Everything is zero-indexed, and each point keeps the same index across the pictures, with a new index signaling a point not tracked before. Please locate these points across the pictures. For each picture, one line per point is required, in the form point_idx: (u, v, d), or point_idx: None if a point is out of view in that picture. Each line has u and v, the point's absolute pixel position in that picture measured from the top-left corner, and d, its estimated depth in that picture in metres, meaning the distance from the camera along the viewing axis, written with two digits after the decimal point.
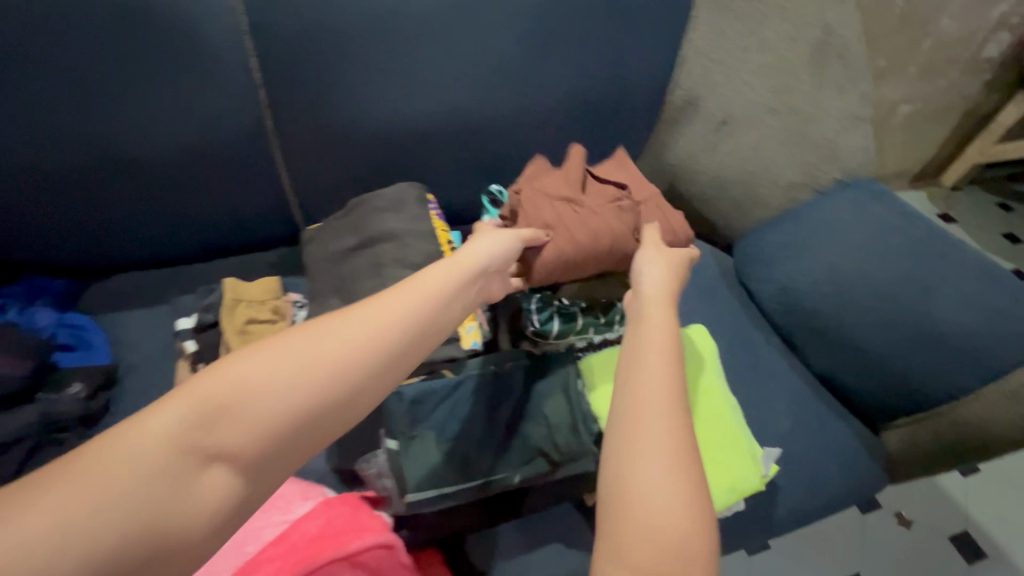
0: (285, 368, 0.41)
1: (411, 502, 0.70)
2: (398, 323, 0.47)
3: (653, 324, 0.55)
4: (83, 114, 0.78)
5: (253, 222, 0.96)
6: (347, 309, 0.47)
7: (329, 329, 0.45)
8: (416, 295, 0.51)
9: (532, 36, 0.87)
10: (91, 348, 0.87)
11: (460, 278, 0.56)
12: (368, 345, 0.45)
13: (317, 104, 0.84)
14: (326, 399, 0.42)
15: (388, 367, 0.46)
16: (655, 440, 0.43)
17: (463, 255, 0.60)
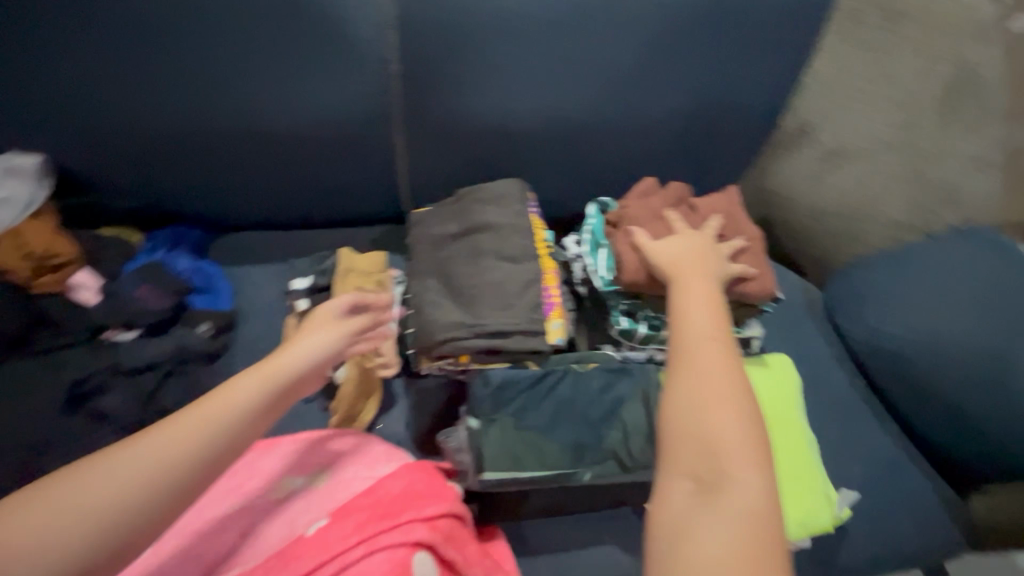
0: (81, 508, 0.47)
1: (484, 481, 0.75)
2: (190, 454, 0.52)
3: (703, 304, 0.64)
4: (239, 89, 0.87)
5: (362, 199, 1.03)
6: (139, 436, 0.52)
7: (109, 462, 0.50)
8: (209, 410, 0.55)
9: (655, 52, 0.89)
10: (218, 294, 0.96)
11: (265, 386, 0.59)
12: (174, 485, 0.51)
13: (442, 99, 0.90)
14: (113, 526, 0.48)
15: (185, 481, 0.52)
16: (706, 377, 0.55)
17: (282, 361, 0.62)
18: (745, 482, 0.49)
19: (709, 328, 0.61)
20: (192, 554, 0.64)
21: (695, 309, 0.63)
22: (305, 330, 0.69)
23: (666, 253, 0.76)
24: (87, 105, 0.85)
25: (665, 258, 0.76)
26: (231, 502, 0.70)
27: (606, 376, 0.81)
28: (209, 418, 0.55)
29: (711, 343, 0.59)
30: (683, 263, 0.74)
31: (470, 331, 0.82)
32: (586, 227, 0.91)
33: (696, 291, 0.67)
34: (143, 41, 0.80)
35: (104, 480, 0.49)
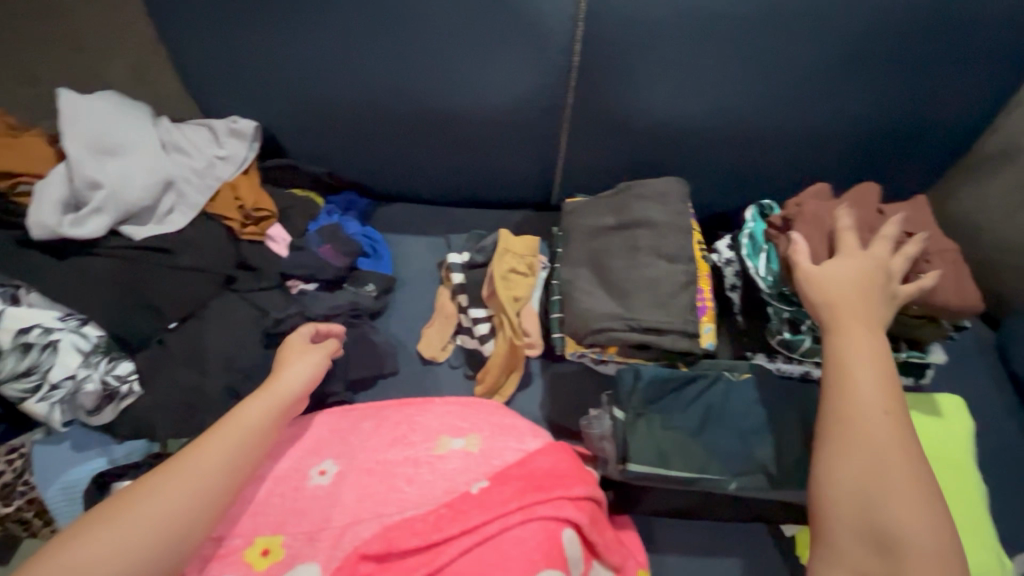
0: (132, 526, 0.57)
1: (628, 471, 0.75)
2: (212, 463, 0.63)
3: (860, 383, 0.66)
4: (426, 70, 0.92)
5: (516, 182, 1.08)
6: (164, 464, 0.63)
7: (149, 492, 0.60)
8: (227, 434, 0.66)
9: (849, 57, 0.85)
10: (381, 259, 1.03)
11: (268, 415, 0.70)
12: (185, 492, 0.61)
13: (616, 92, 0.92)
14: (158, 540, 0.57)
15: (212, 495, 0.62)
16: (879, 467, 0.62)
17: (280, 384, 0.74)
18: (921, 559, 0.58)
19: (878, 405, 0.65)
20: (369, 495, 0.72)
21: (865, 384, 0.66)
22: (288, 352, 0.79)
23: (833, 284, 0.71)
24: (303, 77, 0.95)
25: (828, 302, 0.71)
26: (399, 450, 0.77)
27: (761, 390, 0.79)
28: (222, 444, 0.65)
29: (880, 424, 0.64)
30: (847, 303, 0.70)
31: (625, 323, 0.83)
32: (745, 232, 0.87)
33: (851, 361, 0.68)
34: (352, 23, 0.88)
35: (149, 498, 0.59)
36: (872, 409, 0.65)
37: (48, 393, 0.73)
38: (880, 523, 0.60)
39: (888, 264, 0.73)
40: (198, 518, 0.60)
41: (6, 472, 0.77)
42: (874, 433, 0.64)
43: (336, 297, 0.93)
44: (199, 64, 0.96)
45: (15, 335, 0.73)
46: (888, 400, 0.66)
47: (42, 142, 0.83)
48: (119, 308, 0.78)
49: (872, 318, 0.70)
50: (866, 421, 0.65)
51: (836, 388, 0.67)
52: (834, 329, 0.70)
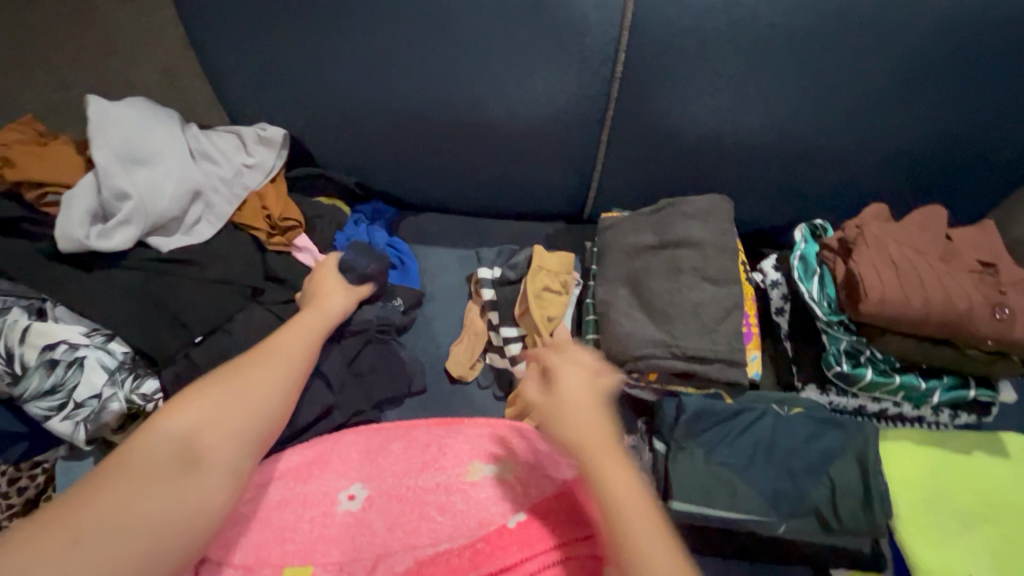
0: (233, 398, 0.63)
1: (670, 507, 0.71)
2: (292, 350, 0.72)
3: (634, 518, 0.53)
4: (462, 79, 0.89)
5: (550, 194, 1.04)
6: (245, 356, 0.69)
7: (245, 370, 0.66)
8: (298, 331, 0.75)
9: (913, 72, 0.80)
10: (408, 271, 0.99)
11: (319, 325, 0.78)
12: (277, 372, 0.68)
13: (660, 104, 0.87)
14: (258, 410, 0.64)
15: (296, 378, 0.70)
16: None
17: (319, 305, 0.81)
18: None
19: (650, 537, 0.52)
20: (399, 524, 0.69)
21: (641, 514, 0.53)
22: (326, 273, 0.85)
23: (576, 413, 0.61)
24: (334, 82, 0.92)
25: (582, 438, 0.59)
26: (429, 476, 0.73)
27: (814, 424, 0.74)
28: (297, 339, 0.74)
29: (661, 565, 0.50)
30: (592, 438, 0.59)
31: (669, 350, 0.79)
32: (797, 253, 0.81)
33: (609, 500, 0.54)
34: (388, 30, 0.85)
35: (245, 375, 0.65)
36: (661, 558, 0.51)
37: (72, 411, 0.70)
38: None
39: (963, 293, 0.69)
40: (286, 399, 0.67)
41: (29, 488, 0.77)
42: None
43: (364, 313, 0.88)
44: (230, 70, 0.94)
45: (40, 351, 0.70)
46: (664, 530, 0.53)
47: (71, 150, 0.81)
48: (145, 325, 0.77)
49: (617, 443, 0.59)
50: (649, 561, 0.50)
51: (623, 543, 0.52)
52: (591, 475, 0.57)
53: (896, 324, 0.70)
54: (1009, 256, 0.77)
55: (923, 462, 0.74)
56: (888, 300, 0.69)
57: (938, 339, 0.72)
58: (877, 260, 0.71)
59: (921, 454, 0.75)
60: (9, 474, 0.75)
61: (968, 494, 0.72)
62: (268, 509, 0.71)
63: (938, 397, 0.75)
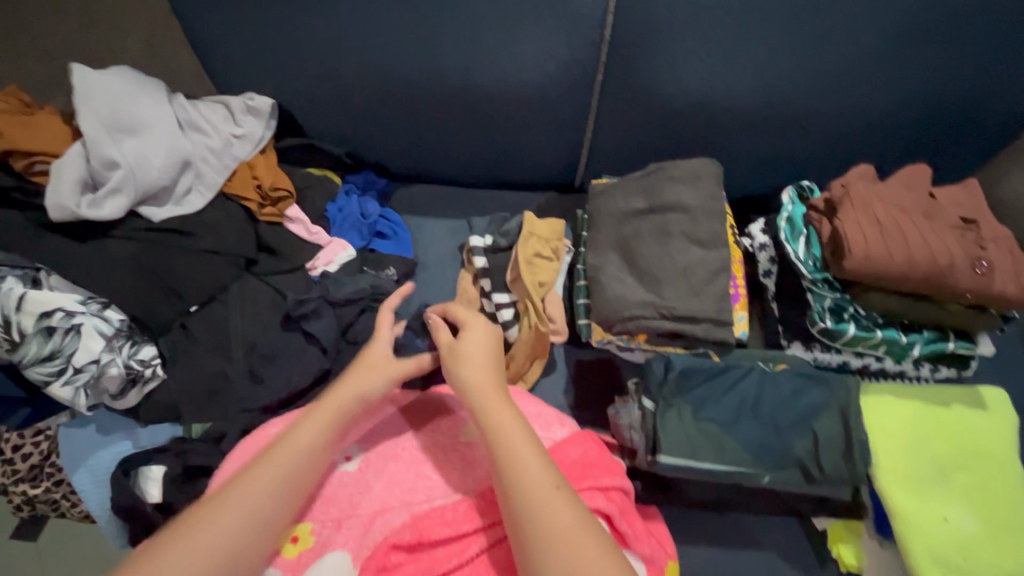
0: (216, 529, 0.56)
1: (658, 462, 0.73)
2: (274, 484, 0.60)
3: (499, 421, 0.61)
4: (450, 45, 0.88)
5: (541, 162, 1.04)
6: (225, 494, 0.58)
7: (223, 510, 0.57)
8: (309, 430, 0.64)
9: (902, 30, 0.80)
10: (400, 240, 0.99)
11: (327, 423, 0.65)
12: (256, 509, 0.58)
13: (650, 68, 0.87)
14: (244, 534, 0.57)
15: (273, 515, 0.59)
16: (553, 534, 0.52)
17: (333, 400, 0.67)
18: None
19: (531, 462, 0.58)
20: (397, 482, 0.71)
21: (507, 424, 0.61)
22: (378, 349, 0.72)
23: (471, 347, 0.69)
24: (321, 49, 0.91)
25: (474, 379, 0.65)
26: (425, 436, 0.75)
27: (799, 381, 0.76)
28: (299, 439, 0.63)
29: (533, 479, 0.56)
30: (478, 365, 0.67)
31: (657, 311, 0.80)
32: (783, 215, 0.82)
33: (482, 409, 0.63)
34: None
35: (234, 497, 0.58)
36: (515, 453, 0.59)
37: (71, 377, 0.71)
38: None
39: (944, 249, 0.70)
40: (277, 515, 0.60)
41: (33, 454, 0.78)
42: (538, 504, 0.54)
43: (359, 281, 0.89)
44: (214, 39, 0.92)
45: (37, 318, 0.72)
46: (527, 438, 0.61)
47: (57, 121, 0.81)
48: (141, 293, 0.77)
49: (496, 367, 0.68)
50: (525, 480, 0.56)
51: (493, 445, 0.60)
52: (475, 401, 0.64)
53: (878, 281, 0.72)
54: (994, 214, 0.78)
55: (907, 414, 0.76)
56: (870, 256, 0.70)
57: (920, 295, 0.74)
58: (861, 219, 0.73)
59: (905, 408, 0.76)
60: (13, 440, 0.78)
61: (948, 443, 0.75)
62: None
63: (918, 350, 0.76)
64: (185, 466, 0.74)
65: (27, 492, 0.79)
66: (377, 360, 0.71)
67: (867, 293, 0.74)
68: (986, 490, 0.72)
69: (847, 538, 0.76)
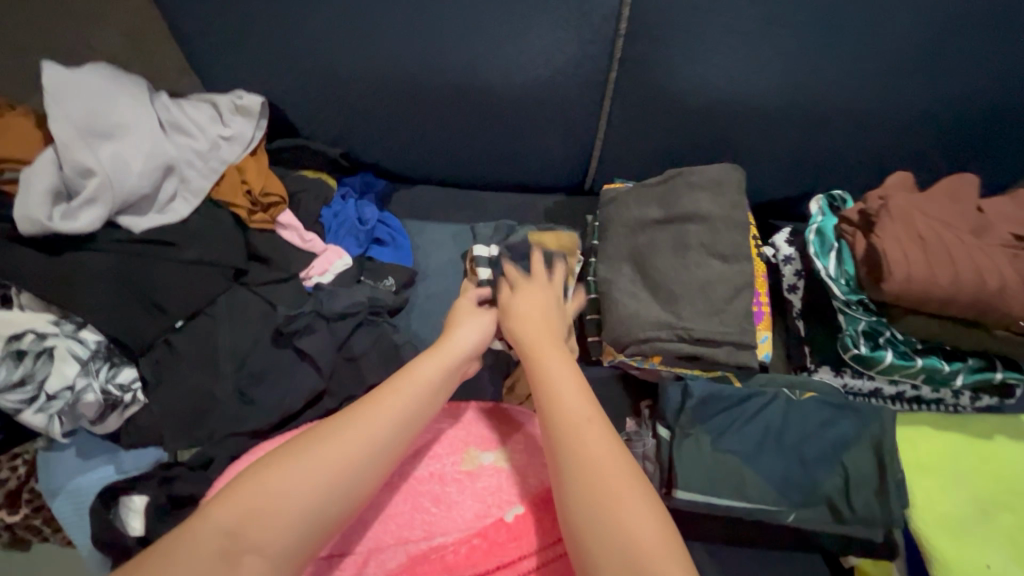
0: (339, 450, 0.52)
1: (674, 498, 0.68)
2: (402, 407, 0.57)
3: (550, 361, 0.62)
4: (452, 39, 0.81)
5: (549, 164, 0.97)
6: (350, 408, 0.56)
7: (352, 424, 0.54)
8: (402, 396, 0.57)
9: (948, 25, 0.72)
10: (399, 247, 0.93)
11: (443, 364, 0.63)
12: (380, 429, 0.54)
13: (668, 65, 0.80)
14: (338, 486, 0.50)
15: (393, 440, 0.55)
16: (593, 490, 0.49)
17: (451, 343, 0.67)
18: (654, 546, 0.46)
19: (581, 414, 0.55)
20: (391, 517, 0.65)
21: (557, 367, 0.61)
22: (459, 335, 0.68)
23: (526, 305, 0.71)
24: (314, 44, 0.84)
25: (527, 337, 0.66)
26: (422, 465, 0.69)
27: (827, 410, 0.70)
28: (389, 404, 0.56)
29: (581, 432, 0.53)
30: (529, 322, 0.68)
31: (674, 332, 0.74)
32: (812, 227, 0.76)
33: (534, 354, 0.64)
34: None
35: (321, 453, 0.51)
36: (564, 388, 0.58)
37: (44, 404, 0.67)
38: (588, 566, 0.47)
39: (994, 270, 0.63)
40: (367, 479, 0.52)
41: (10, 480, 0.74)
42: (579, 456, 0.52)
43: (356, 293, 0.82)
44: (200, 33, 0.86)
45: (6, 341, 0.67)
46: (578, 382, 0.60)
47: (28, 124, 0.75)
48: (119, 310, 0.72)
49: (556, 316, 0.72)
50: (566, 424, 0.55)
51: (541, 387, 0.59)
52: (530, 353, 0.64)
53: (921, 304, 0.65)
54: None
55: (945, 447, 0.70)
56: (914, 277, 0.64)
57: (965, 320, 0.67)
58: (902, 236, 0.66)
59: (939, 439, 0.71)
60: None
61: (992, 480, 0.69)
62: None
63: (960, 379, 0.71)
64: (166, 496, 0.68)
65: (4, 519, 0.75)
66: (460, 344, 0.67)
67: (909, 316, 0.68)
68: None
69: None
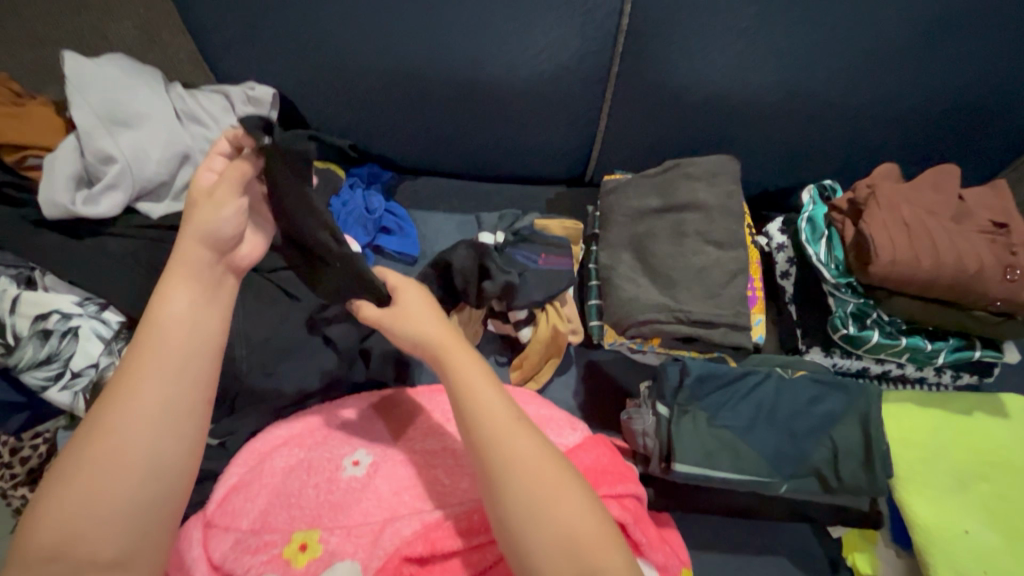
0: (111, 440, 0.49)
1: (672, 470, 0.71)
2: (161, 363, 0.52)
3: (454, 367, 0.57)
4: (458, 34, 0.84)
5: (551, 156, 1.01)
6: (107, 392, 0.51)
7: (117, 409, 0.50)
8: (156, 355, 0.53)
9: (932, 25, 0.76)
10: (407, 236, 0.97)
11: (192, 288, 0.56)
12: (154, 398, 0.51)
13: (667, 61, 0.83)
14: (141, 461, 0.49)
15: (178, 389, 0.52)
16: (534, 491, 0.50)
17: (182, 255, 0.57)
18: (602, 550, 0.48)
19: (504, 419, 0.54)
20: (406, 488, 0.69)
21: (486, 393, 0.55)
22: (200, 224, 0.57)
23: (417, 312, 0.63)
24: (324, 37, 0.87)
25: (432, 334, 0.60)
26: (436, 440, 0.73)
27: (817, 387, 0.74)
28: (158, 376, 0.52)
29: (507, 437, 0.53)
30: (430, 331, 0.61)
31: (673, 315, 0.78)
32: (804, 215, 0.80)
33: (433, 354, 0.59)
34: None
35: (99, 453, 0.48)
36: (487, 408, 0.54)
37: (69, 381, 0.69)
38: (532, 566, 0.48)
39: (974, 254, 0.68)
40: (176, 439, 0.52)
41: (32, 458, 0.76)
42: (516, 464, 0.51)
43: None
44: (213, 26, 0.89)
45: (32, 321, 0.69)
46: (489, 391, 0.56)
47: (50, 111, 0.77)
48: (141, 290, 0.74)
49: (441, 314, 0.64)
50: (498, 438, 0.52)
51: (461, 409, 0.55)
52: (438, 361, 0.58)
53: (905, 286, 0.69)
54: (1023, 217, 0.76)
55: (926, 423, 0.75)
56: (898, 261, 0.67)
57: (947, 302, 0.72)
58: (888, 222, 0.70)
59: (921, 414, 0.75)
60: (11, 443, 0.75)
61: (968, 452, 0.73)
62: (272, 473, 0.71)
63: (941, 358, 0.75)
64: None
65: (26, 496, 0.77)
66: (208, 225, 0.57)
67: (894, 298, 0.72)
68: (1007, 499, 0.70)
69: (861, 546, 0.76)
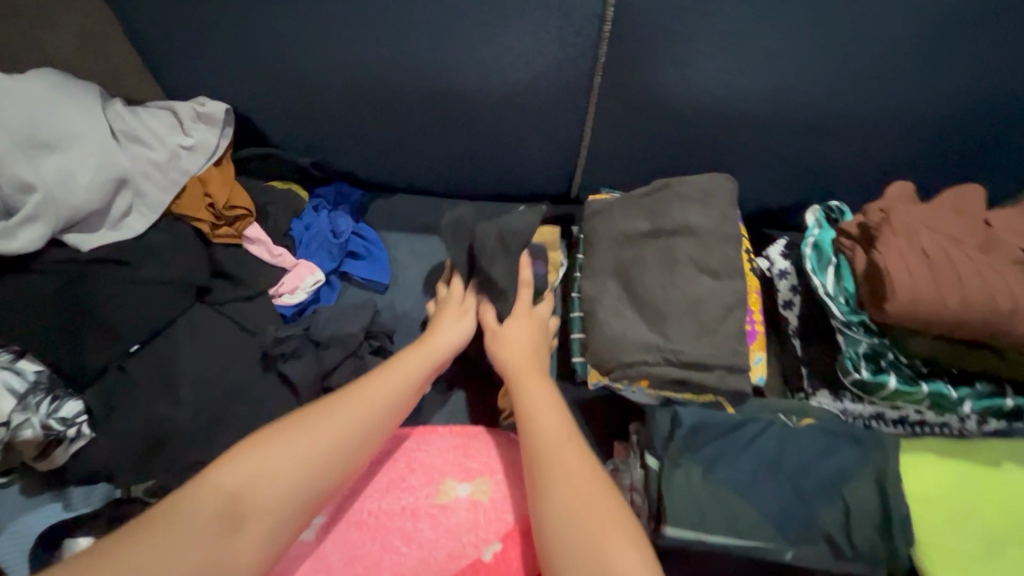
0: (314, 435, 0.56)
1: (662, 536, 0.62)
2: (373, 403, 0.60)
3: (543, 408, 0.62)
4: (424, 45, 0.77)
5: (533, 172, 0.93)
6: (328, 397, 0.60)
7: (326, 409, 0.58)
8: (375, 384, 0.61)
9: (949, 30, 0.68)
10: (375, 261, 0.88)
11: (427, 359, 0.67)
12: (347, 419, 0.58)
13: (655, 71, 0.75)
14: (315, 472, 0.54)
15: (382, 420, 0.59)
16: (595, 556, 0.50)
17: (435, 337, 0.70)
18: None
19: (577, 453, 0.58)
20: (358, 557, 0.61)
21: (548, 420, 0.61)
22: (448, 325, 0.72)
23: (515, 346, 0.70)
24: (280, 49, 0.79)
25: (516, 365, 0.68)
26: (394, 498, 0.65)
27: (823, 437, 0.67)
28: (366, 396, 0.60)
29: (577, 471, 0.56)
30: (526, 369, 0.67)
31: (661, 355, 0.70)
32: (809, 241, 0.72)
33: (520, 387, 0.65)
34: None
35: (303, 428, 0.56)
36: (561, 436, 0.59)
37: None
38: None
39: (1005, 289, 0.59)
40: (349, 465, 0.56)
41: None
42: (577, 502, 0.53)
43: (348, 317, 0.77)
44: (159, 39, 0.81)
45: None
46: (569, 430, 0.60)
47: None
48: (68, 334, 0.67)
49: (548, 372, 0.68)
50: (560, 460, 0.57)
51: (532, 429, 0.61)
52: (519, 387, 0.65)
53: (927, 326, 0.60)
54: None
55: (949, 477, 0.66)
56: (919, 298, 0.59)
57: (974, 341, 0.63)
58: (906, 252, 0.61)
59: (942, 467, 0.67)
60: None
61: (1001, 513, 0.64)
62: None
63: (965, 405, 0.67)
64: None
65: None
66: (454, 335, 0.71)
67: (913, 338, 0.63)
68: None
69: None
